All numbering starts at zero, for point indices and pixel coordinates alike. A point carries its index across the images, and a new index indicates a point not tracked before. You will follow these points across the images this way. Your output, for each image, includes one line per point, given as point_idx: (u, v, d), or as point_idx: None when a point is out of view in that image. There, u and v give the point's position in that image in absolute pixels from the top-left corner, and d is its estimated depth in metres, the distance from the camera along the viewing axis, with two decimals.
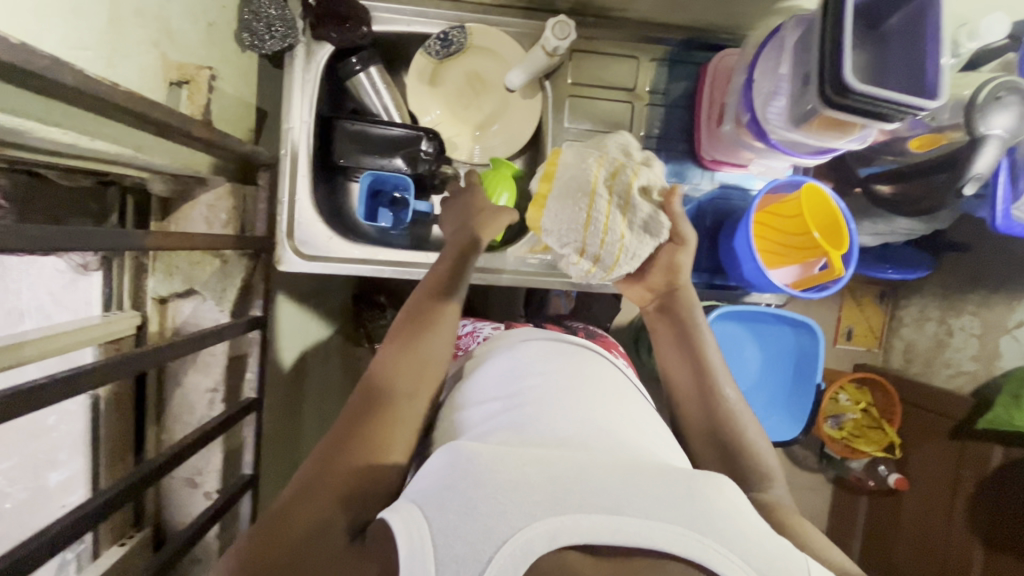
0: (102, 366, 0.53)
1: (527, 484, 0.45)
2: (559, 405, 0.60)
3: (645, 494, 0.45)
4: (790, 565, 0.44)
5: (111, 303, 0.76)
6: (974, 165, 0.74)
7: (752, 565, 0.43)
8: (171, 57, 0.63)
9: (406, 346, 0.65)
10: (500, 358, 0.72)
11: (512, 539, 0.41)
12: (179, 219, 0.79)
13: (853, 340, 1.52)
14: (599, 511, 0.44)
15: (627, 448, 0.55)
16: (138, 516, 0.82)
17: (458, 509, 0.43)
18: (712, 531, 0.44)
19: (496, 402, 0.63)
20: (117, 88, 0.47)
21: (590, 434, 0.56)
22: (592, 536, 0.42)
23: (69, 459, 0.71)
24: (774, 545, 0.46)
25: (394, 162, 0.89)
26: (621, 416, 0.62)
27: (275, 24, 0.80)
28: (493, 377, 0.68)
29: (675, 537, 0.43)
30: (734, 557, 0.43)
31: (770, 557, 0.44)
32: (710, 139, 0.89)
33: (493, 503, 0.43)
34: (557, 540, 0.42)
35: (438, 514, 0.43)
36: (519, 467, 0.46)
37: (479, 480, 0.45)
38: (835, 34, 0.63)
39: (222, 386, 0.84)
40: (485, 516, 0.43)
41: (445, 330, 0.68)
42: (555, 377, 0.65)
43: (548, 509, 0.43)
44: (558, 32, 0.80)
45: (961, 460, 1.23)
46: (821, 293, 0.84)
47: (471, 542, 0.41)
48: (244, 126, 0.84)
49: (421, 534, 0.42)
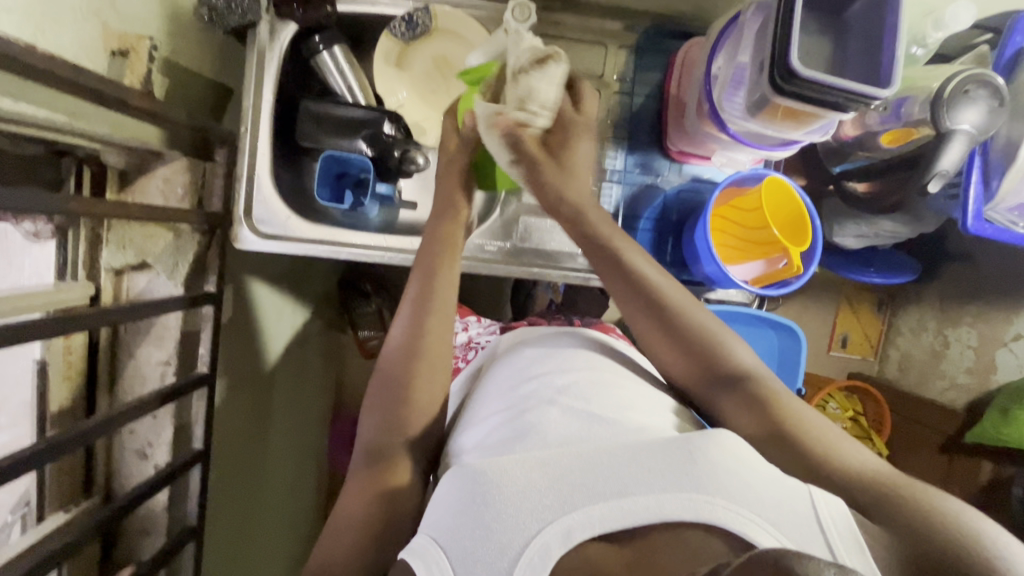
0: (20, 325, 0.53)
1: (536, 493, 0.49)
2: (566, 394, 0.61)
3: (649, 471, 0.49)
4: (800, 509, 0.46)
5: (65, 272, 0.76)
6: (940, 161, 0.72)
7: (765, 517, 0.45)
8: (112, 26, 0.65)
9: (407, 358, 0.65)
10: (514, 351, 0.74)
11: (529, 548, 0.46)
12: (135, 191, 0.79)
13: (848, 348, 1.44)
14: (610, 498, 0.48)
15: (636, 423, 0.57)
16: (88, 484, 0.83)
17: (474, 534, 0.48)
18: (720, 491, 0.47)
19: (503, 395, 0.65)
20: (34, 51, 0.48)
21: (600, 414, 0.59)
22: (606, 526, 0.47)
23: (13, 424, 0.72)
24: (780, 491, 0.48)
25: (355, 145, 0.89)
26: (638, 392, 0.64)
27: (235, 1, 0.79)
28: (507, 368, 0.71)
29: (684, 504, 0.47)
30: (743, 511, 0.45)
31: (778, 505, 0.46)
32: (676, 129, 0.87)
33: (506, 519, 0.48)
34: (572, 538, 0.46)
35: (455, 546, 0.48)
36: (524, 477, 0.50)
37: (489, 500, 0.49)
38: (785, 19, 0.61)
39: (174, 359, 0.84)
40: (500, 535, 0.47)
41: (438, 319, 0.68)
42: (559, 365, 0.66)
43: (559, 510, 0.48)
44: (518, 15, 0.80)
45: (948, 476, 1.19)
46: (781, 290, 0.81)
47: (491, 563, 0.46)
48: (205, 101, 0.85)
49: (444, 567, 0.48)
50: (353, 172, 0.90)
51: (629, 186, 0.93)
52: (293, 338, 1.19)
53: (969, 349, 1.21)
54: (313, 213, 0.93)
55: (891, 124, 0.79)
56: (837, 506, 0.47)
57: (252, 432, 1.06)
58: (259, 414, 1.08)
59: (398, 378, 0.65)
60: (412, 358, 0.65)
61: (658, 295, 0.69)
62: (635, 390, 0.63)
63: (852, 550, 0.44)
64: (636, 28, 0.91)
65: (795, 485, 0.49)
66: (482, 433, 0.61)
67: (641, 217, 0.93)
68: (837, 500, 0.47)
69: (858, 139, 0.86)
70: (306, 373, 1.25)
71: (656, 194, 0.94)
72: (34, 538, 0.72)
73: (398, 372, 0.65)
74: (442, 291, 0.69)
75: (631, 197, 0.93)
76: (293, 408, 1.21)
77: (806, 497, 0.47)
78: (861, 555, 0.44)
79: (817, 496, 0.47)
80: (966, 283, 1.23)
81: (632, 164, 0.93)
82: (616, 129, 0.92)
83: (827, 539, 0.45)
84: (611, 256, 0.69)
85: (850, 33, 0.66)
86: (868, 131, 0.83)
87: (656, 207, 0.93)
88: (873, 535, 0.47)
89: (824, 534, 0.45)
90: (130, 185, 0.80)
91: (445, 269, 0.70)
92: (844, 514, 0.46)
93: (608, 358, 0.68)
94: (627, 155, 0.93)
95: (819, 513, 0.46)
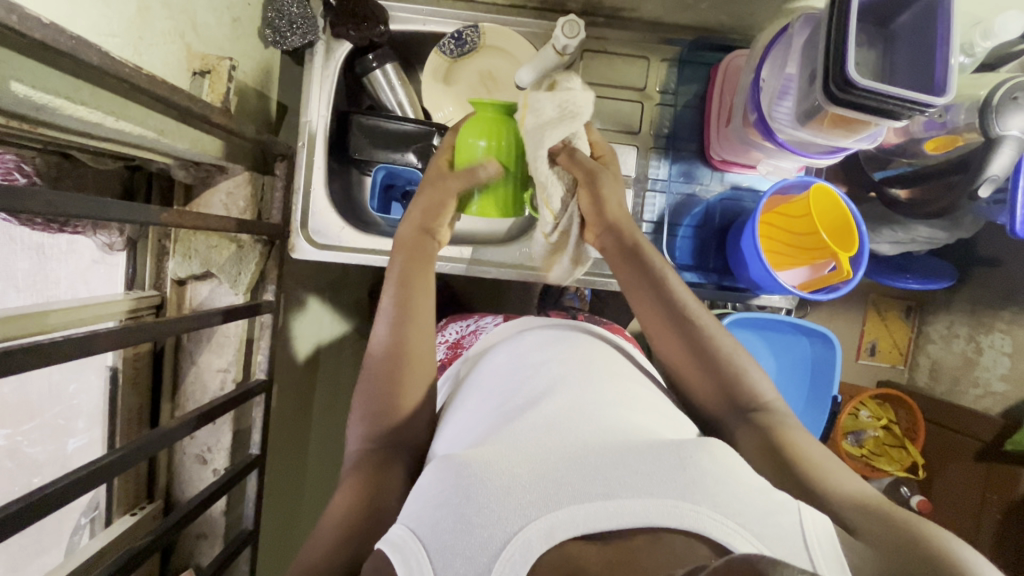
0: (117, 331, 0.56)
1: (519, 487, 0.47)
2: (556, 391, 0.61)
3: (637, 472, 0.48)
4: (784, 522, 0.45)
5: (134, 283, 0.80)
6: (991, 166, 0.74)
7: (749, 528, 0.44)
8: (194, 48, 0.69)
9: (393, 369, 0.68)
10: (505, 352, 0.74)
11: (510, 545, 0.43)
12: (200, 204, 0.83)
13: (877, 355, 1.43)
14: (595, 499, 0.46)
15: (622, 423, 0.56)
16: (151, 489, 0.86)
17: (453, 528, 0.45)
18: (705, 498, 0.46)
19: (492, 397, 0.65)
20: (141, 72, 0.51)
21: (592, 412, 0.58)
22: (590, 525, 0.44)
23: (87, 427, 0.77)
24: (765, 500, 0.47)
25: (406, 158, 0.91)
26: (625, 391, 0.63)
27: (297, 23, 0.84)
28: (499, 369, 0.70)
29: (670, 510, 0.45)
30: (727, 520, 0.44)
31: (762, 513, 0.45)
32: (719, 139, 0.89)
33: (487, 513, 0.45)
34: (555, 536, 0.44)
35: (434, 537, 0.46)
36: (509, 471, 0.49)
37: (473, 492, 0.47)
38: (840, 32, 0.63)
39: (232, 366, 0.86)
40: (480, 529, 0.45)
41: (419, 333, 0.71)
42: (549, 364, 0.66)
43: (542, 507, 0.45)
44: (568, 30, 0.83)
45: (988, 483, 1.17)
46: (830, 295, 0.84)
47: (470, 558, 0.43)
48: (263, 118, 0.89)
49: (421, 560, 0.45)
50: (401, 184, 0.96)
51: (672, 194, 0.95)
52: (331, 350, 1.21)
53: (1005, 355, 1.20)
54: (363, 224, 0.96)
55: (936, 131, 0.81)
56: (821, 522, 0.46)
57: (290, 439, 1.09)
58: (298, 424, 1.10)
59: (391, 382, 0.68)
60: (404, 369, 0.68)
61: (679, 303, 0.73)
62: (623, 388, 0.63)
63: (831, 562, 0.43)
64: (677, 41, 0.94)
65: (782, 500, 0.48)
66: (468, 434, 0.60)
67: (682, 225, 0.95)
68: (822, 518, 0.46)
69: (900, 146, 0.88)
70: (340, 385, 1.26)
71: (697, 202, 0.96)
72: (105, 541, 0.74)
73: (386, 385, 0.68)
74: (421, 302, 0.73)
75: (675, 205, 0.95)
76: (327, 418, 1.22)
77: (793, 510, 0.46)
78: (841, 569, 0.43)
79: (805, 515, 0.46)
80: (998, 288, 1.23)
81: (674, 174, 0.95)
82: (658, 138, 0.95)
83: (811, 555, 0.43)
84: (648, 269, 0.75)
85: (899, 42, 0.69)
86: (912, 138, 0.85)
87: (697, 214, 0.96)
88: (864, 556, 0.45)
89: (811, 554, 0.43)
90: (194, 198, 0.83)
91: (417, 278, 0.74)
92: (828, 532, 0.45)
93: (592, 355, 0.69)
94: (670, 165, 0.95)
95: (803, 527, 0.45)
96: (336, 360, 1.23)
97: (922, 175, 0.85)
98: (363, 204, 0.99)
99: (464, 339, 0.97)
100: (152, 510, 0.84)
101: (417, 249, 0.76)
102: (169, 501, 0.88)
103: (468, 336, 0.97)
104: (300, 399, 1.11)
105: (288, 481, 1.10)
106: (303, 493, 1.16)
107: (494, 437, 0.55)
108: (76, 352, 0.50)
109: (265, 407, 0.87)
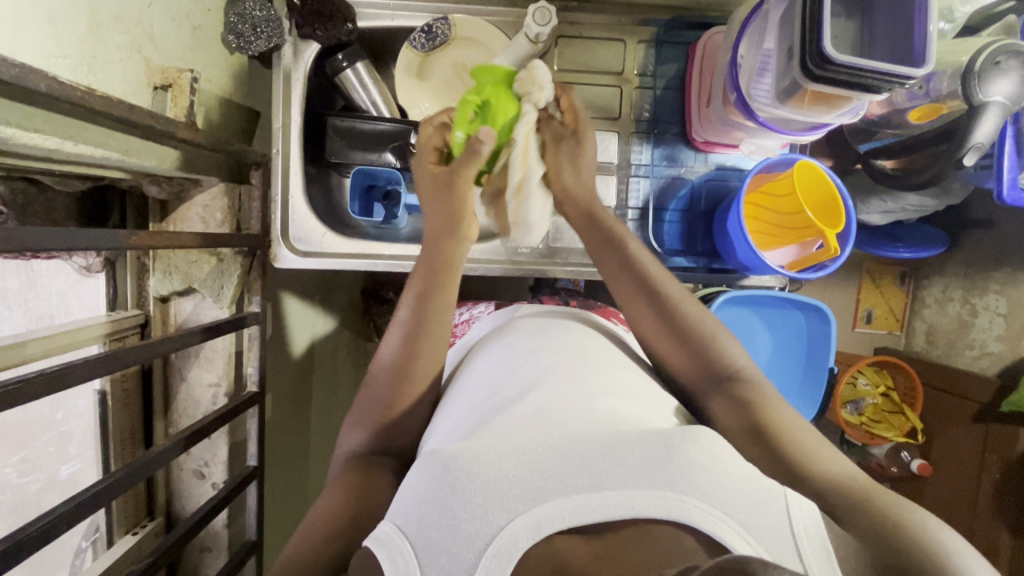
0: (95, 361, 0.55)
1: (505, 482, 0.46)
2: (549, 383, 0.60)
3: (625, 463, 0.47)
4: (772, 511, 0.44)
5: (116, 303, 0.79)
6: (974, 135, 0.73)
7: (735, 518, 0.43)
8: (153, 61, 0.68)
9: (395, 381, 0.67)
10: (490, 350, 0.71)
11: (496, 539, 0.43)
12: (176, 219, 0.81)
13: (873, 323, 1.42)
14: (582, 491, 0.45)
15: (610, 411, 0.55)
16: (151, 507, 0.86)
17: (440, 525, 0.45)
18: (693, 488, 0.45)
19: (478, 389, 0.64)
20: (95, 94, 0.49)
21: (576, 404, 0.56)
22: (576, 518, 0.44)
23: (79, 452, 0.78)
24: (754, 490, 0.46)
25: (383, 158, 0.89)
26: (613, 381, 0.61)
27: (261, 26, 0.82)
28: (486, 368, 0.68)
29: (657, 501, 0.44)
30: (714, 511, 0.43)
31: (752, 507, 0.44)
32: (701, 120, 0.87)
33: (472, 508, 0.45)
34: (542, 530, 0.43)
35: (420, 535, 0.45)
36: (496, 463, 0.48)
37: (458, 488, 0.47)
38: (815, 7, 0.61)
39: (223, 380, 0.86)
40: (467, 524, 0.44)
41: (433, 348, 0.69)
42: (540, 355, 0.65)
43: (527, 501, 0.45)
44: (539, 18, 0.82)
45: (986, 444, 1.17)
46: (817, 273, 0.83)
47: (456, 553, 0.43)
48: (235, 126, 0.87)
49: (406, 557, 0.45)
50: (382, 184, 0.93)
51: (657, 178, 0.94)
52: (326, 352, 1.21)
53: (999, 316, 1.19)
54: (345, 227, 0.94)
55: (920, 102, 0.81)
56: (810, 512, 0.45)
57: (290, 445, 1.08)
58: (296, 427, 1.10)
59: (386, 389, 0.67)
60: (401, 376, 0.67)
61: (653, 281, 0.72)
62: (612, 378, 0.62)
63: (820, 557, 0.42)
64: (653, 21, 0.92)
65: (770, 486, 0.47)
66: (451, 429, 0.60)
67: (669, 209, 0.95)
68: (810, 505, 0.45)
69: (884, 118, 0.87)
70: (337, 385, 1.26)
71: (683, 184, 0.95)
72: (108, 561, 0.75)
73: (382, 392, 0.67)
74: (438, 317, 0.70)
75: (660, 189, 0.94)
76: (324, 418, 1.22)
77: (781, 497, 0.45)
78: (829, 563, 0.42)
79: (793, 501, 0.45)
80: (989, 249, 1.22)
81: (657, 158, 0.94)
82: (639, 123, 0.93)
83: (797, 545, 0.42)
84: (611, 249, 0.75)
85: (877, 13, 0.66)
86: (896, 109, 0.84)
87: (683, 197, 0.95)
88: (853, 548, 0.45)
89: (796, 537, 0.43)
90: (170, 213, 0.81)
91: (439, 290, 0.71)
92: (816, 518, 0.44)
93: (583, 345, 0.68)
94: (653, 149, 0.94)
95: (790, 515, 0.44)
96: (327, 361, 1.22)
97: (912, 146, 0.84)
98: (345, 206, 0.97)
99: (458, 328, 0.97)
100: (153, 528, 0.85)
101: (439, 261, 0.72)
102: (171, 516, 0.88)
103: (461, 325, 0.96)
104: (297, 404, 1.10)
105: (292, 485, 1.10)
106: (307, 495, 1.16)
107: (480, 429, 0.55)
108: (49, 388, 0.49)
109: (260, 418, 0.86)
